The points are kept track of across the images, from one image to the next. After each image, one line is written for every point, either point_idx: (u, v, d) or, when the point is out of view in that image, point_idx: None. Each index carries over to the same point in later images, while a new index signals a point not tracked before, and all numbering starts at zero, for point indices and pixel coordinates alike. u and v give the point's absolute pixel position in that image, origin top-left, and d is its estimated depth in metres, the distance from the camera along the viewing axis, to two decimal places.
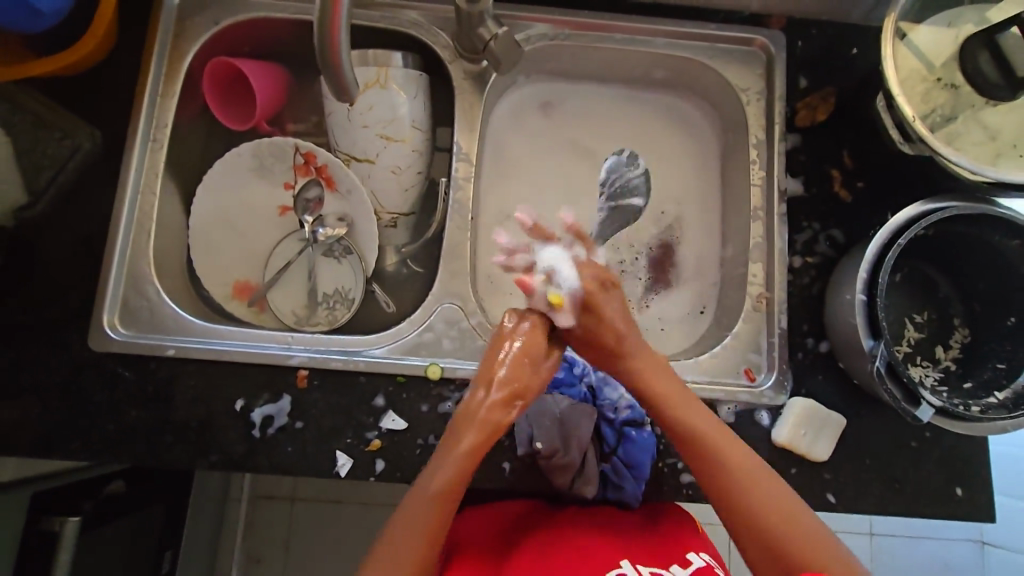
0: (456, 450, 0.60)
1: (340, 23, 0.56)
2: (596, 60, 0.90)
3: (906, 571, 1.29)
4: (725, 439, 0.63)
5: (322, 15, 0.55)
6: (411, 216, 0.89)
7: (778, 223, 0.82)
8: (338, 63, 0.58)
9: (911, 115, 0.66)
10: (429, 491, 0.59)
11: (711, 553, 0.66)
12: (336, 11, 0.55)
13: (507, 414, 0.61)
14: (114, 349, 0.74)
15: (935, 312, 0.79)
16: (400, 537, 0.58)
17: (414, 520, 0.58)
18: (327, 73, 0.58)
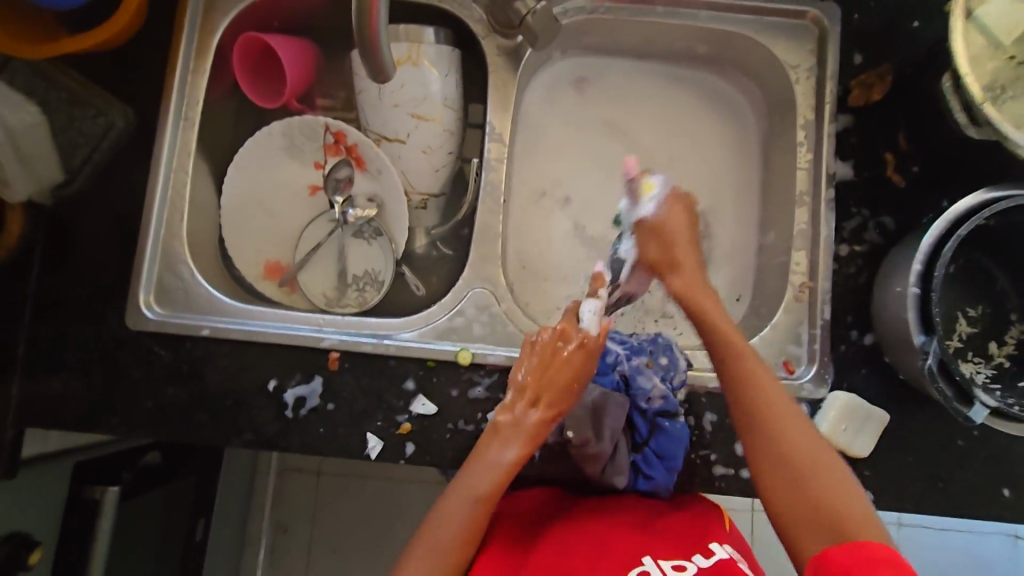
0: (502, 458, 0.63)
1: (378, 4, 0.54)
2: (636, 34, 0.86)
3: (931, 562, 1.27)
4: (786, 418, 0.60)
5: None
6: (441, 197, 0.88)
7: (825, 210, 0.78)
8: (375, 44, 0.56)
9: (981, 97, 0.61)
10: (471, 495, 0.61)
11: (737, 546, 0.64)
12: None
13: (551, 431, 0.65)
14: (150, 328, 0.75)
15: (991, 305, 0.75)
16: (435, 530, 0.60)
17: (453, 522, 0.60)
18: (365, 56, 0.57)
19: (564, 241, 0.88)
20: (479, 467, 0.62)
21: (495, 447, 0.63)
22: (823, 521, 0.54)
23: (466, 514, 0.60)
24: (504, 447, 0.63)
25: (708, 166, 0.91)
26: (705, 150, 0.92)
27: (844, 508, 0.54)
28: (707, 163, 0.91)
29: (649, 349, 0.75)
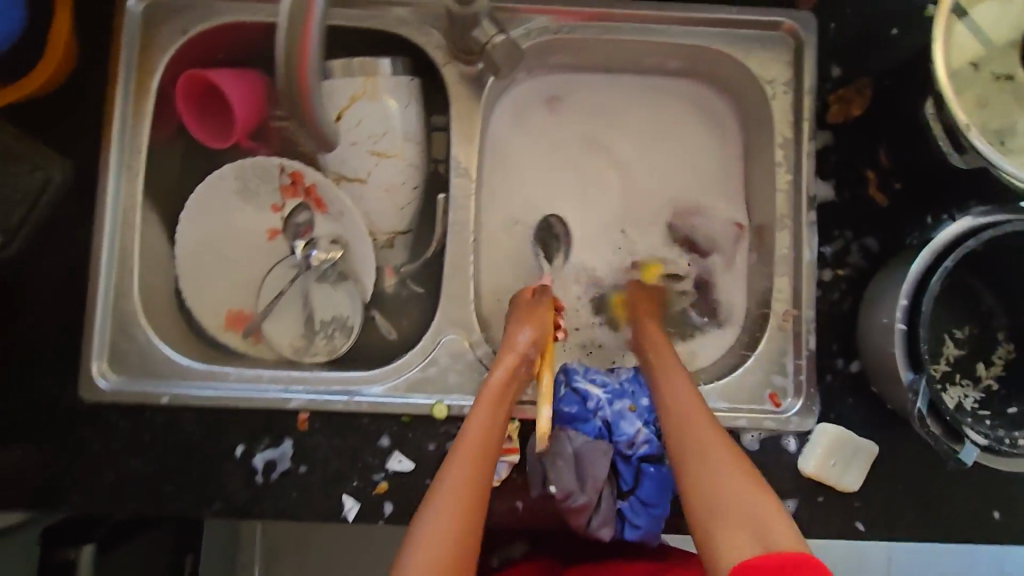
0: (491, 399, 0.62)
1: (310, 72, 0.48)
2: (605, 52, 0.81)
3: None
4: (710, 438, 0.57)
5: (287, 65, 0.47)
6: (408, 233, 0.83)
7: (806, 233, 0.75)
8: (310, 114, 0.49)
9: (965, 122, 0.58)
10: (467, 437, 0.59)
11: None
12: (303, 58, 0.47)
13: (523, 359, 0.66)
14: (106, 399, 0.71)
15: (978, 326, 0.73)
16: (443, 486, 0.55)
17: (457, 473, 0.56)
18: (301, 126, 0.50)
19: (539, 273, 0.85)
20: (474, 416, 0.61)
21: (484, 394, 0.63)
22: (740, 523, 0.50)
23: (469, 462, 0.57)
24: (489, 391, 0.63)
25: (696, 182, 0.85)
26: (691, 168, 0.84)
27: (761, 511, 0.50)
28: (689, 178, 0.85)
29: (631, 391, 0.72)
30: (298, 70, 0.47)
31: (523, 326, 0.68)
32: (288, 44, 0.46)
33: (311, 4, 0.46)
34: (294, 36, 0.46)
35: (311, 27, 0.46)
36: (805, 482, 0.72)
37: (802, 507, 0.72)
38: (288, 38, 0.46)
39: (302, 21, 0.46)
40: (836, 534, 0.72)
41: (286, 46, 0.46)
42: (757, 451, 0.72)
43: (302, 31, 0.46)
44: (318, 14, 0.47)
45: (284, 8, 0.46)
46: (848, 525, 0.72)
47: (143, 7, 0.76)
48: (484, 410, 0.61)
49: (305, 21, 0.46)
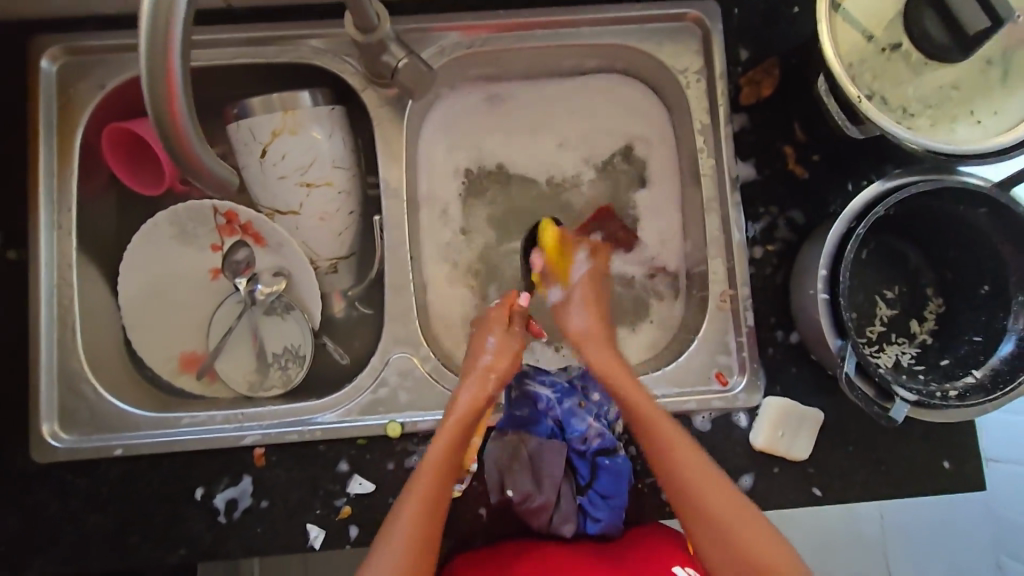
0: (456, 423, 0.63)
1: (182, 111, 0.42)
2: (521, 61, 0.83)
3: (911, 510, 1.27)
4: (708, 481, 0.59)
5: (155, 108, 0.41)
6: (350, 258, 0.84)
7: (733, 214, 0.77)
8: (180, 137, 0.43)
9: (857, 94, 0.60)
10: (430, 464, 0.60)
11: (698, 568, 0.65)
12: (171, 93, 0.41)
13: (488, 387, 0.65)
14: (60, 458, 0.71)
15: (907, 284, 0.75)
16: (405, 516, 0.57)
17: (407, 513, 0.57)
18: (185, 172, 0.46)
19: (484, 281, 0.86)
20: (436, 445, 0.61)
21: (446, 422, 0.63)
22: None
23: (431, 483, 0.59)
24: (451, 420, 0.63)
25: (626, 178, 0.87)
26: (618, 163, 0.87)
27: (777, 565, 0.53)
28: (619, 171, 0.87)
29: (580, 387, 0.74)
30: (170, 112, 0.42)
31: (486, 353, 0.68)
32: (151, 82, 0.41)
33: (170, 31, 0.40)
34: (156, 72, 0.40)
35: (174, 57, 0.41)
36: (758, 455, 0.74)
37: (758, 480, 0.73)
38: (149, 75, 0.40)
39: (161, 50, 0.40)
40: (794, 502, 0.73)
41: (150, 86, 0.41)
42: (709, 430, 0.74)
43: (164, 66, 0.40)
44: (180, 43, 0.41)
45: (139, 41, 0.40)
46: (805, 492, 0.73)
47: (57, 66, 0.76)
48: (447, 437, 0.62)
49: (165, 51, 0.40)
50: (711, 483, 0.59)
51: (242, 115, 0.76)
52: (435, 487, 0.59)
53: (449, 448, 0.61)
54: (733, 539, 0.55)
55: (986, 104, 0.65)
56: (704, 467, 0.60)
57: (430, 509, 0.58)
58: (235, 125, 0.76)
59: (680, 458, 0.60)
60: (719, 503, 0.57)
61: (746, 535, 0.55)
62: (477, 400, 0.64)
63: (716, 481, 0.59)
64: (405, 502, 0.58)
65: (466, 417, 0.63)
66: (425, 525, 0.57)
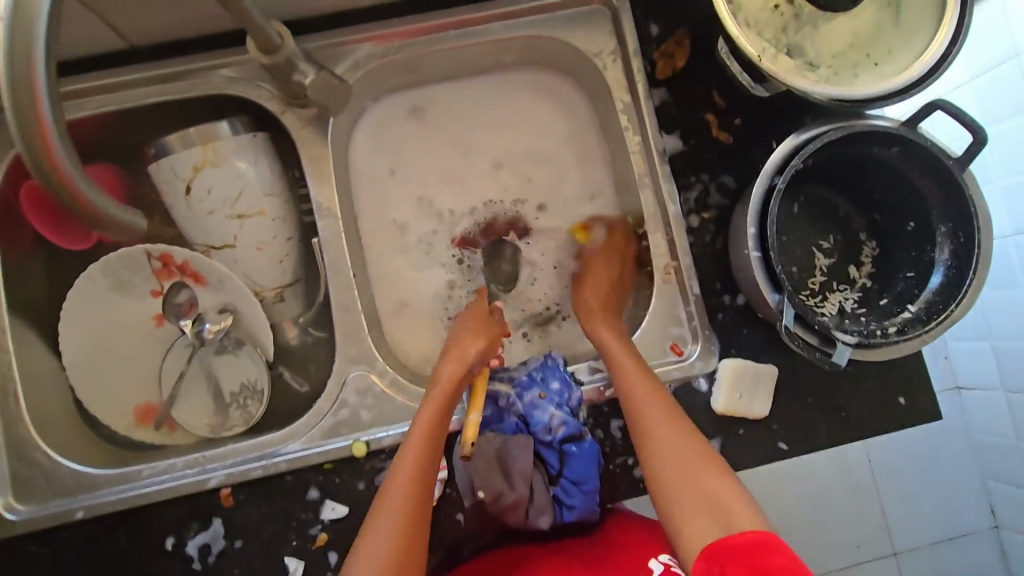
0: (421, 429, 0.64)
1: (62, 159, 0.40)
2: (438, 63, 0.83)
3: None
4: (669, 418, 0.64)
5: (32, 160, 0.40)
6: (296, 284, 0.83)
7: (666, 187, 0.78)
8: (57, 163, 0.40)
9: (756, 54, 0.63)
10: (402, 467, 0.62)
11: None
12: (38, 112, 0.39)
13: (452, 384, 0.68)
14: (19, 531, 0.69)
15: (841, 232, 0.77)
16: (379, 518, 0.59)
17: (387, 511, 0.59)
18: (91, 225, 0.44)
19: (434, 288, 0.85)
20: (406, 452, 0.63)
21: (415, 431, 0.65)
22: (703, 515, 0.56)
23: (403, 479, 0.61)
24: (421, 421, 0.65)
25: (561, 167, 0.88)
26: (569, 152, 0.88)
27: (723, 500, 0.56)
28: (552, 162, 0.88)
29: (540, 378, 0.74)
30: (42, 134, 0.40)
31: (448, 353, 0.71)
32: (22, 133, 0.39)
33: (31, 75, 0.38)
34: (25, 122, 0.39)
35: (38, 77, 0.39)
36: (721, 420, 0.75)
37: (726, 444, 0.74)
38: (19, 127, 0.39)
39: (23, 61, 0.38)
40: (762, 459, 0.75)
41: (20, 136, 0.39)
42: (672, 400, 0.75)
43: (32, 113, 0.39)
44: (45, 88, 0.39)
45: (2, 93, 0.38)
46: (772, 448, 0.75)
47: None
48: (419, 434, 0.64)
49: (32, 97, 0.39)
50: (664, 415, 0.64)
51: (161, 155, 0.75)
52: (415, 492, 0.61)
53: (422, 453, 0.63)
54: (675, 467, 0.60)
55: (882, 44, 0.67)
56: (662, 406, 0.65)
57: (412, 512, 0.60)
58: (155, 166, 0.75)
59: (641, 401, 0.66)
60: (670, 437, 0.62)
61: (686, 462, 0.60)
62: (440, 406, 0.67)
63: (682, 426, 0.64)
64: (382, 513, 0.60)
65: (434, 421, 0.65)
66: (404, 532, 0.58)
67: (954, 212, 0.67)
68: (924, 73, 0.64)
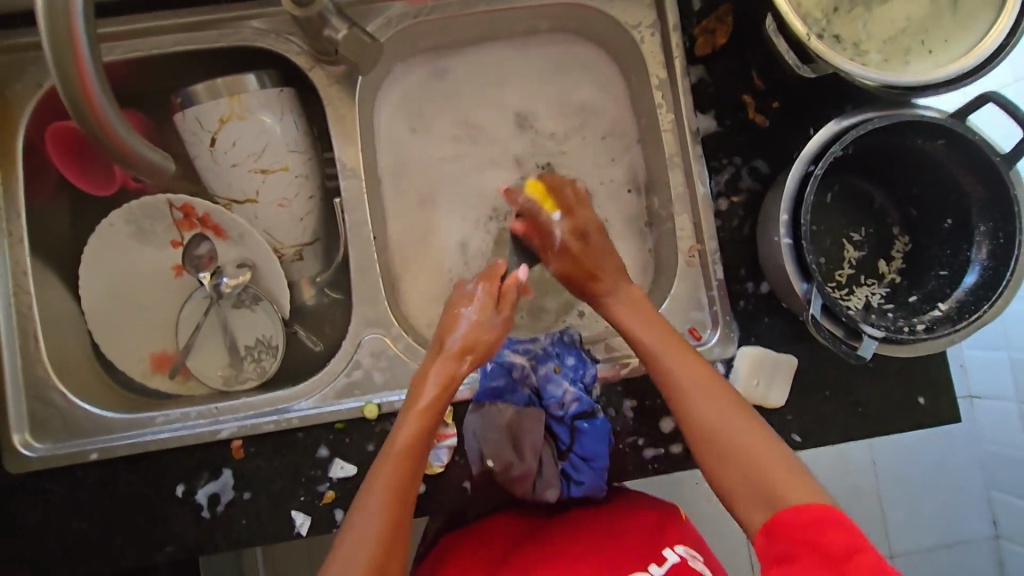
0: (420, 416, 0.62)
1: (97, 95, 0.43)
2: (470, 26, 0.81)
3: (906, 467, 1.27)
4: (715, 393, 0.61)
5: (70, 97, 0.42)
6: (316, 243, 0.83)
7: (696, 167, 0.76)
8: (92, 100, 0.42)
9: (806, 33, 0.60)
10: (393, 451, 0.60)
11: (692, 543, 0.65)
12: (77, 51, 0.41)
13: (458, 367, 0.65)
14: (35, 468, 0.70)
15: (874, 225, 0.75)
16: (366, 503, 0.58)
17: (376, 494, 0.58)
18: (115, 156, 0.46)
19: (452, 256, 0.84)
20: (378, 477, 0.59)
21: (382, 466, 0.60)
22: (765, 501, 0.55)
23: (396, 464, 0.60)
24: (408, 425, 0.62)
25: (589, 141, 0.86)
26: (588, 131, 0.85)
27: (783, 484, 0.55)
28: (580, 135, 0.86)
29: (555, 353, 0.74)
30: (78, 73, 0.42)
31: (459, 326, 0.68)
32: (61, 72, 0.41)
33: (71, 23, 0.40)
34: (64, 57, 0.41)
35: (78, 22, 0.40)
36: None
37: None
38: (57, 64, 0.41)
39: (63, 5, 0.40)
40: None
41: (58, 72, 0.41)
42: None
43: (72, 61, 0.41)
44: (85, 30, 0.41)
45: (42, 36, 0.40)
46: (785, 438, 0.74)
47: None
48: (415, 419, 0.62)
49: (70, 41, 0.41)
50: (715, 395, 0.61)
51: (187, 104, 0.74)
52: (386, 538, 0.57)
53: (390, 495, 0.58)
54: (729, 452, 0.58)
55: (938, 33, 0.64)
56: (731, 410, 0.60)
57: (378, 557, 0.56)
58: (181, 115, 0.74)
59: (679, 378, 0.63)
60: (724, 416, 0.60)
61: (748, 451, 0.57)
62: (413, 442, 0.61)
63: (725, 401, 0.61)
64: (367, 502, 0.58)
65: (405, 456, 0.60)
66: (392, 514, 0.58)
67: (997, 211, 0.65)
68: (980, 64, 0.61)
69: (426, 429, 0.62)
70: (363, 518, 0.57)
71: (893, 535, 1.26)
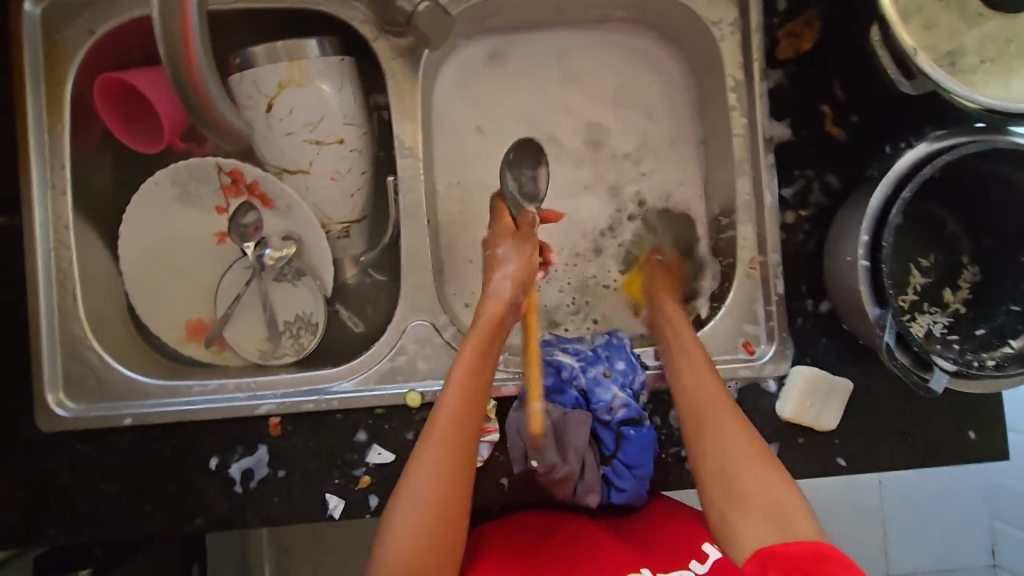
0: (481, 335, 0.63)
1: (198, 56, 0.40)
2: (541, 8, 0.77)
3: (916, 490, 1.27)
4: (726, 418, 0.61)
5: (169, 63, 0.40)
6: (362, 221, 0.81)
7: (766, 176, 0.73)
8: (195, 65, 0.40)
9: (911, 46, 0.58)
10: (460, 370, 0.62)
11: None
12: (184, 12, 0.39)
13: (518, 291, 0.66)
14: (68, 428, 0.68)
15: (942, 251, 0.73)
16: (436, 420, 0.59)
17: (444, 413, 0.59)
18: (200, 120, 0.45)
19: None
20: (446, 397, 0.60)
21: (441, 419, 0.59)
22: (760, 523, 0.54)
23: (462, 381, 0.61)
24: (471, 344, 0.63)
25: (650, 138, 0.83)
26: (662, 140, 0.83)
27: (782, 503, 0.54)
28: (642, 131, 0.83)
29: (604, 356, 0.72)
30: (182, 35, 0.39)
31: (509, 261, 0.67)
32: (164, 33, 0.39)
33: None
34: (171, 18, 0.38)
35: None
36: (786, 426, 0.72)
37: (784, 450, 0.72)
38: (163, 24, 0.39)
39: None
40: (820, 472, 0.72)
41: (163, 34, 0.39)
42: (737, 399, 0.72)
43: (180, 22, 0.39)
44: None
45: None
46: (831, 462, 0.72)
47: (41, 9, 0.70)
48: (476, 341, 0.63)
49: (180, 9, 0.38)
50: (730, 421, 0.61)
51: (245, 65, 0.71)
52: (453, 452, 0.58)
53: (457, 410, 0.60)
54: (727, 474, 0.58)
55: None
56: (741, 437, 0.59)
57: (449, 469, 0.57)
58: (238, 76, 0.71)
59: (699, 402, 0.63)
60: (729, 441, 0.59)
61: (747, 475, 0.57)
62: (476, 361, 0.62)
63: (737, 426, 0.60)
64: (437, 420, 0.59)
65: (466, 408, 0.60)
66: (460, 430, 0.59)
67: None
68: None
69: (486, 344, 0.63)
70: (435, 433, 0.59)
71: (897, 557, 1.26)
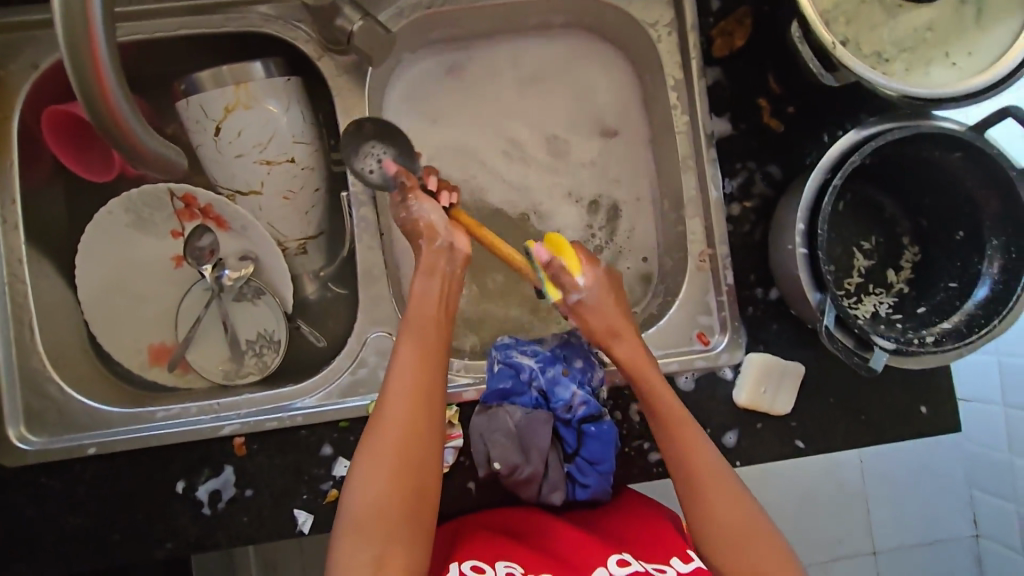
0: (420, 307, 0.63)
1: (117, 99, 0.42)
2: (483, 19, 0.79)
3: (890, 466, 1.29)
4: (721, 479, 0.61)
5: (94, 115, 0.42)
6: (319, 237, 0.82)
7: (710, 171, 0.75)
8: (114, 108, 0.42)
9: (831, 40, 0.60)
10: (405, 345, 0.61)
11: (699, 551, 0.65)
12: (96, 62, 0.39)
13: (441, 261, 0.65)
14: (31, 462, 0.68)
15: (883, 234, 0.75)
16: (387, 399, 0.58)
17: (394, 392, 0.58)
18: (132, 159, 0.46)
19: None
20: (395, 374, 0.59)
21: (388, 410, 0.58)
22: None
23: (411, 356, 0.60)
24: (410, 318, 0.62)
25: (599, 139, 0.85)
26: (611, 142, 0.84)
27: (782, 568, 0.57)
28: (590, 133, 0.85)
29: (563, 356, 0.74)
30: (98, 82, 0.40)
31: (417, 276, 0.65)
32: (79, 81, 0.40)
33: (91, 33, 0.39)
34: (83, 68, 0.39)
35: (96, 32, 0.39)
36: (743, 413, 0.74)
37: (743, 437, 0.73)
38: (75, 72, 0.40)
39: (80, 13, 0.38)
40: (779, 455, 0.74)
41: (76, 80, 0.40)
42: (694, 389, 0.74)
43: (93, 76, 0.40)
44: (102, 31, 0.39)
45: (61, 51, 0.39)
46: (789, 445, 0.74)
47: None
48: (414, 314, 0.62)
49: (91, 55, 0.39)
50: (723, 482, 0.61)
51: (191, 91, 0.72)
52: (407, 430, 0.57)
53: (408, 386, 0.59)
54: (732, 536, 0.59)
55: (961, 43, 0.64)
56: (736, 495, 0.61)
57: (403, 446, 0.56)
58: (185, 102, 0.72)
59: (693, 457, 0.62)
60: (728, 502, 0.60)
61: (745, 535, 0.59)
62: (420, 335, 0.61)
63: (728, 483, 0.61)
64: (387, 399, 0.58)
65: (414, 401, 0.58)
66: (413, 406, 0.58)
67: (1010, 226, 0.65)
68: (1002, 79, 0.61)
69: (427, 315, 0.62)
70: (387, 411, 0.58)
71: (876, 534, 1.29)
